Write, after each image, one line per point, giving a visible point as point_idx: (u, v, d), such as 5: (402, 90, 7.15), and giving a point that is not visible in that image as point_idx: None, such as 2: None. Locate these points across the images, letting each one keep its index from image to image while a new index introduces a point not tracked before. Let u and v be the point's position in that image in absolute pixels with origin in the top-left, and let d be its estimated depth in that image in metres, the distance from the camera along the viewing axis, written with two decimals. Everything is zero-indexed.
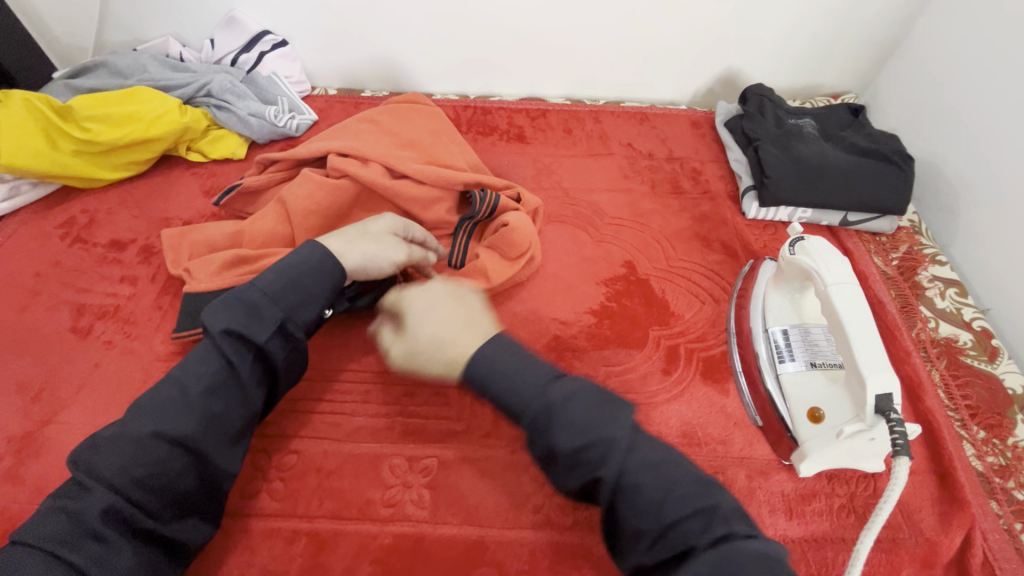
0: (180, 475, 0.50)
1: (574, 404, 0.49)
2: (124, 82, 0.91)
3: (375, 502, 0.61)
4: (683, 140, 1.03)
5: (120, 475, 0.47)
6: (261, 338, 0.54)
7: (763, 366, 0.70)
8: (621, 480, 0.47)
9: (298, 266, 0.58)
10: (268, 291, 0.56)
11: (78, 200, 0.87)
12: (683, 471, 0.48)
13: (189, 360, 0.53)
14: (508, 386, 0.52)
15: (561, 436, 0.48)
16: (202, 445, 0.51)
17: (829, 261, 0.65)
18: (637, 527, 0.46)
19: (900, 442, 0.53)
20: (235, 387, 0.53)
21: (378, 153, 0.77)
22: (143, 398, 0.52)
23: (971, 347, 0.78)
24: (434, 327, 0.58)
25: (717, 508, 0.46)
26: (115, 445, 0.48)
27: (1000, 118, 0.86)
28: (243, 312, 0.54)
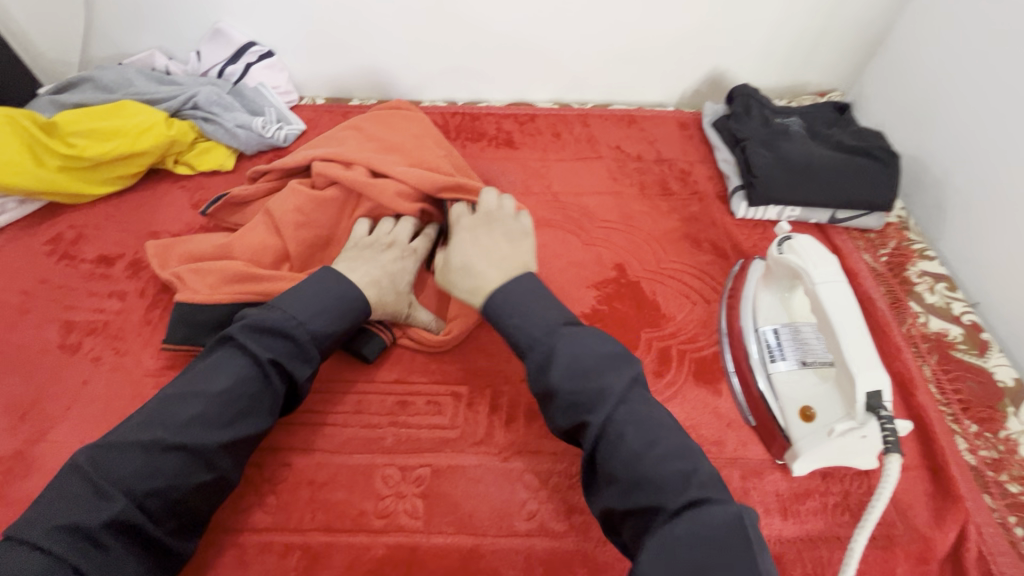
0: (199, 491, 0.53)
1: (578, 358, 0.55)
2: (109, 96, 0.91)
3: (368, 513, 0.61)
4: (671, 141, 1.03)
5: (141, 485, 0.50)
6: (301, 373, 0.60)
7: (755, 366, 0.69)
8: (609, 430, 0.53)
9: (340, 301, 0.63)
10: (315, 327, 0.60)
11: (65, 217, 0.86)
12: (668, 434, 0.52)
13: (220, 376, 0.56)
14: (521, 326, 0.59)
15: (557, 376, 0.54)
16: (221, 466, 0.54)
17: (816, 259, 0.66)
18: (617, 477, 0.51)
19: (891, 440, 0.54)
20: (262, 411, 0.57)
21: (361, 155, 0.77)
22: (165, 405, 0.54)
23: (961, 341, 0.78)
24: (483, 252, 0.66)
25: (695, 472, 0.50)
26: (140, 453, 0.51)
27: (983, 114, 0.87)
28: (284, 342, 0.59)
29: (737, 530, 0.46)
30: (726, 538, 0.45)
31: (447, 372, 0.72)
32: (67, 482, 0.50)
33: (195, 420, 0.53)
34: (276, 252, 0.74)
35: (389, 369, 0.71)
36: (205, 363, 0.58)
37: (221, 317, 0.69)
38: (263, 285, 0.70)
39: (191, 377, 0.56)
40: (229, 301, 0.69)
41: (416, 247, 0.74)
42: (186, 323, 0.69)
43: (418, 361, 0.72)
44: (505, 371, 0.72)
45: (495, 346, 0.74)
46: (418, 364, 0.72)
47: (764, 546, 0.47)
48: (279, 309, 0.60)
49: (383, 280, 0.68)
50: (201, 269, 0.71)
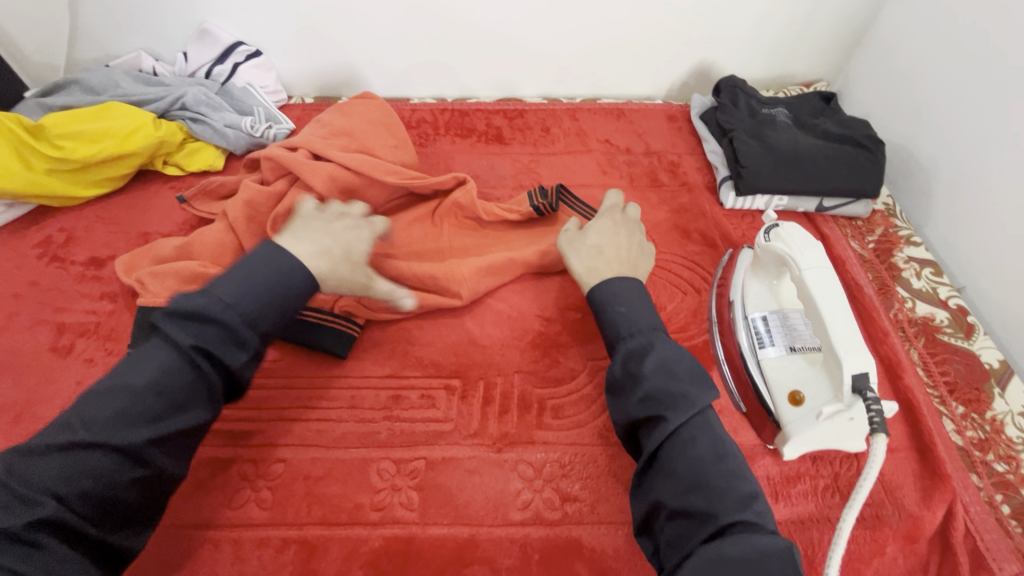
0: (132, 489, 0.48)
1: (669, 362, 0.57)
2: (96, 98, 0.91)
3: (364, 506, 0.61)
4: (660, 134, 1.04)
5: (66, 488, 0.45)
6: (238, 360, 0.53)
7: (744, 354, 0.70)
8: (680, 432, 0.53)
9: (276, 276, 0.57)
10: (245, 309, 0.54)
11: (54, 219, 0.86)
12: (738, 461, 0.53)
13: (146, 367, 0.50)
14: (628, 315, 0.62)
15: (649, 373, 0.57)
16: (155, 460, 0.49)
17: (802, 246, 0.66)
18: (674, 473, 0.52)
19: (876, 420, 0.55)
20: (198, 402, 0.52)
21: (304, 140, 0.81)
22: (88, 402, 0.49)
23: (947, 325, 0.79)
24: (596, 245, 0.70)
25: (755, 498, 0.50)
26: (60, 457, 0.46)
27: (965, 99, 0.88)
28: (214, 326, 0.52)
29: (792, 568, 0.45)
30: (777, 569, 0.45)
31: (440, 365, 0.72)
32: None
33: (118, 417, 0.48)
34: (233, 248, 0.77)
35: (382, 364, 0.72)
36: (133, 354, 0.52)
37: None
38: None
39: (116, 371, 0.51)
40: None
41: (373, 221, 0.69)
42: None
43: (411, 355, 0.73)
44: (497, 364, 0.73)
45: (488, 339, 0.75)
46: (410, 359, 0.72)
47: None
48: (212, 291, 0.53)
49: (335, 249, 0.63)
50: (159, 271, 0.72)
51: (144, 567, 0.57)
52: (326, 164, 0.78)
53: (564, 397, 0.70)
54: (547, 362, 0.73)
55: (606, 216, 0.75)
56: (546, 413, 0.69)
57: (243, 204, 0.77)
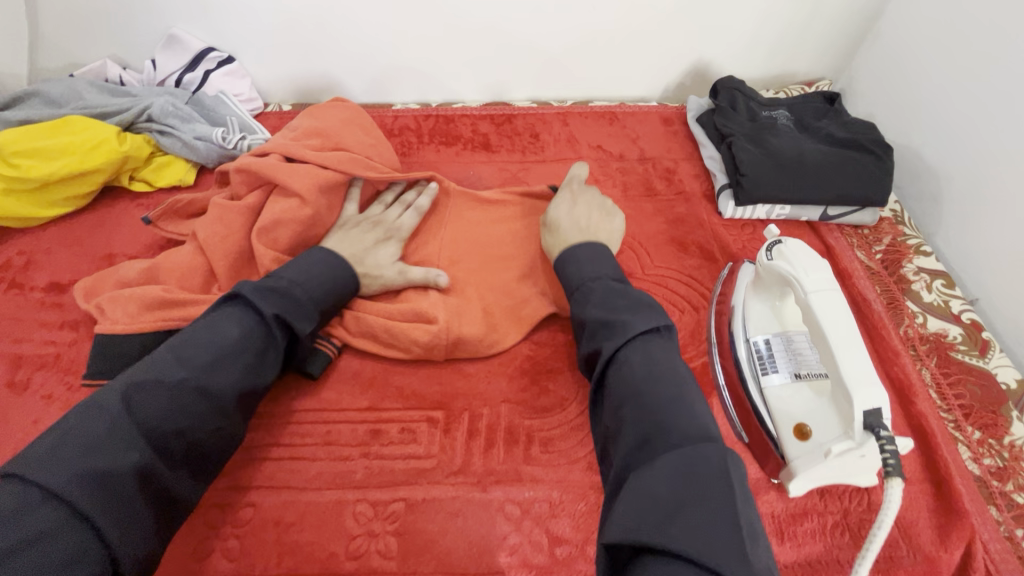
0: (215, 441, 0.52)
1: (612, 297, 0.60)
2: (57, 111, 0.86)
3: (339, 554, 0.57)
4: (655, 138, 0.99)
5: (163, 426, 0.49)
6: (304, 331, 0.60)
7: (747, 380, 0.66)
8: (616, 356, 0.55)
9: (327, 266, 0.65)
10: (311, 289, 0.62)
11: (14, 241, 0.81)
12: (675, 373, 0.53)
13: (227, 328, 0.56)
14: (581, 267, 0.65)
15: (593, 309, 0.60)
16: (231, 414, 0.53)
17: (808, 266, 0.62)
18: (613, 395, 0.53)
19: (891, 462, 0.50)
20: (269, 368, 0.58)
21: (276, 145, 0.75)
22: (177, 352, 0.53)
23: (961, 342, 0.75)
24: (558, 221, 0.72)
25: (688, 406, 0.50)
26: (163, 396, 0.50)
27: (975, 99, 0.84)
28: (286, 300, 0.60)
29: (717, 467, 0.44)
30: (706, 476, 0.43)
31: (422, 395, 0.68)
32: (82, 421, 0.47)
33: (209, 364, 0.53)
34: (203, 270, 0.72)
35: (361, 395, 0.67)
36: (208, 318, 0.57)
37: (142, 346, 0.65)
38: (185, 310, 0.66)
39: (194, 331, 0.55)
40: (153, 329, 0.65)
41: (401, 225, 0.74)
42: (106, 356, 0.65)
43: (391, 386, 0.68)
44: (482, 393, 0.68)
45: (473, 365, 0.70)
46: (390, 390, 0.68)
47: (752, 500, 0.44)
48: (281, 275, 0.62)
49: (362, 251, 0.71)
50: (120, 297, 0.68)
51: None
52: (302, 166, 0.73)
53: (553, 429, 0.66)
54: (537, 391, 0.68)
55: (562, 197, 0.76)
56: (535, 447, 0.64)
57: (213, 223, 0.72)
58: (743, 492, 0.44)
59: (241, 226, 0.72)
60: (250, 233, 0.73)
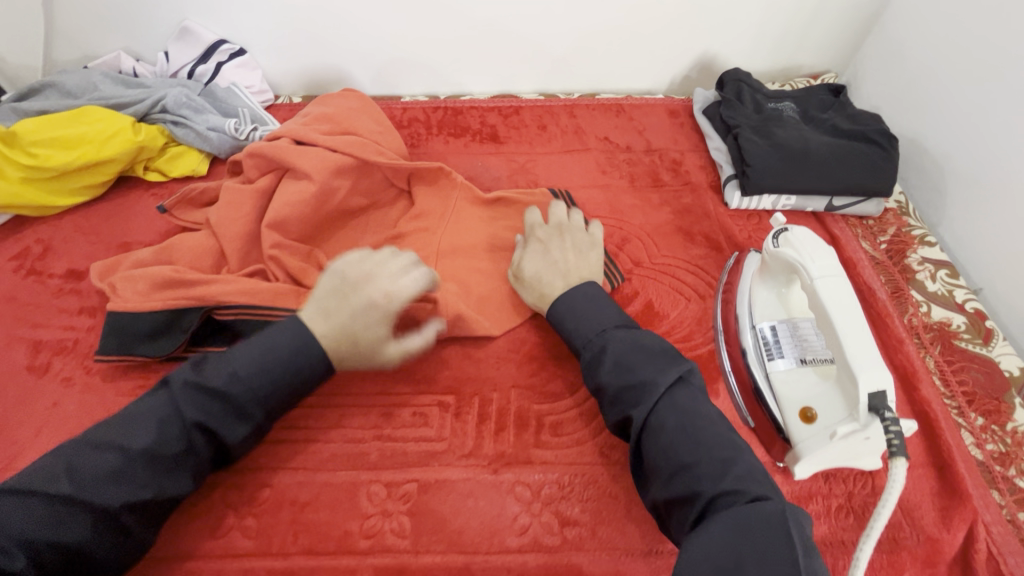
0: (107, 552, 0.48)
1: (626, 354, 0.58)
2: (73, 102, 0.87)
3: (353, 533, 0.58)
4: (661, 130, 0.99)
5: (43, 537, 0.45)
6: (231, 436, 0.55)
7: (752, 366, 0.67)
8: (649, 422, 0.54)
9: (280, 352, 0.56)
10: (251, 389, 0.55)
11: (32, 230, 0.83)
12: (713, 428, 0.52)
13: (145, 429, 0.51)
14: (579, 327, 0.63)
15: (606, 375, 0.58)
16: (131, 526, 0.50)
17: (813, 253, 0.63)
18: (656, 465, 0.52)
19: (896, 442, 0.51)
20: (182, 476, 0.53)
21: (287, 129, 0.77)
22: (82, 451, 0.50)
23: (964, 330, 0.76)
24: (536, 274, 0.70)
25: (735, 465, 0.50)
26: (43, 508, 0.46)
27: (979, 91, 0.84)
28: (218, 403, 0.54)
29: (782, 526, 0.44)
30: (772, 536, 0.44)
31: (433, 380, 0.69)
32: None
33: (112, 476, 0.49)
34: (215, 252, 0.74)
35: (373, 380, 0.69)
36: (132, 407, 0.53)
37: (156, 325, 0.67)
38: (200, 289, 0.67)
39: (110, 424, 0.52)
40: (164, 308, 0.66)
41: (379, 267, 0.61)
42: (118, 333, 0.66)
43: (402, 371, 0.69)
44: (492, 379, 0.69)
45: (483, 352, 0.71)
46: (401, 375, 0.69)
47: (814, 551, 0.45)
48: (226, 365, 0.55)
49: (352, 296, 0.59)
50: (133, 275, 0.69)
51: None
52: (312, 149, 0.74)
53: (562, 413, 0.67)
54: (545, 376, 0.70)
55: (532, 242, 0.73)
56: (544, 431, 0.66)
57: (226, 208, 0.73)
58: (805, 547, 0.44)
59: (251, 210, 0.73)
60: (259, 216, 0.74)
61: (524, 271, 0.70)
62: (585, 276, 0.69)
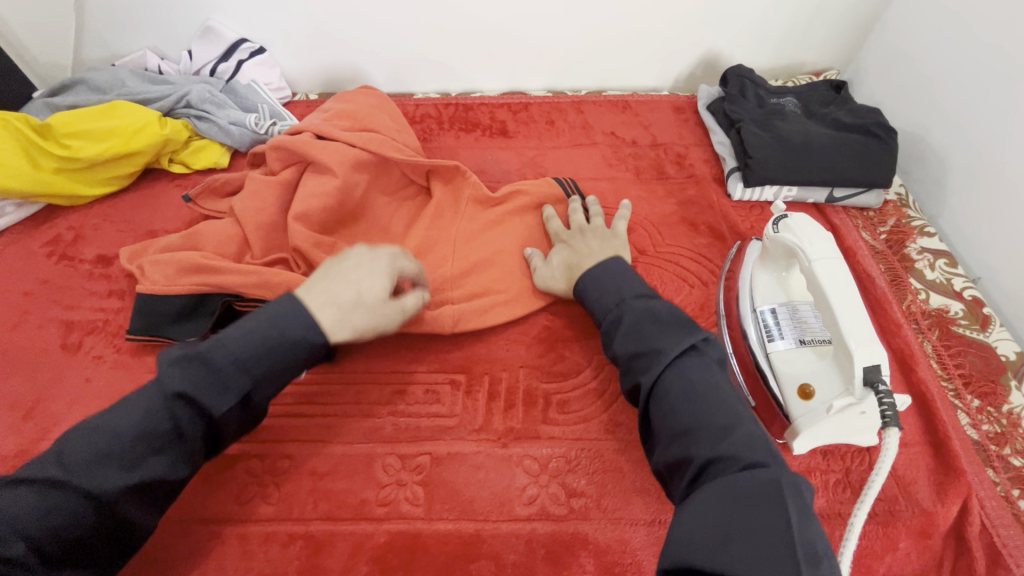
0: (103, 534, 0.47)
1: (641, 321, 0.61)
2: (102, 97, 0.91)
3: (370, 501, 0.61)
4: (666, 125, 1.02)
5: (34, 526, 0.44)
6: (218, 408, 0.51)
7: (754, 347, 0.69)
8: (656, 388, 0.56)
9: (270, 322, 0.54)
10: (235, 356, 0.52)
11: (63, 218, 0.87)
12: (719, 395, 0.53)
13: (131, 412, 0.49)
14: (599, 296, 0.67)
15: (620, 342, 0.61)
16: (124, 509, 0.48)
17: (812, 237, 0.65)
18: (659, 429, 0.54)
19: (889, 413, 0.55)
20: (170, 457, 0.50)
21: (308, 124, 0.80)
22: (67, 442, 0.48)
23: (962, 317, 0.78)
24: (565, 260, 0.74)
25: (735, 432, 0.50)
26: (29, 497, 0.45)
27: (980, 87, 0.86)
28: (202, 372, 0.51)
29: (773, 497, 0.44)
30: (760, 508, 0.44)
31: (446, 360, 0.72)
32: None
33: (97, 458, 0.47)
34: (240, 240, 0.77)
35: (388, 360, 0.72)
36: (121, 396, 0.51)
37: (181, 307, 0.70)
38: (218, 277, 0.70)
39: (98, 413, 0.50)
40: (188, 292, 0.70)
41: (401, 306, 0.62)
42: (148, 313, 0.70)
43: (415, 351, 0.73)
44: (502, 359, 0.72)
45: (493, 333, 0.74)
46: (415, 355, 0.72)
47: (811, 516, 0.45)
48: (213, 339, 0.53)
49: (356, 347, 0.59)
50: (161, 259, 0.72)
51: (157, 562, 0.58)
52: (332, 143, 0.77)
53: (569, 392, 0.70)
54: (554, 357, 0.72)
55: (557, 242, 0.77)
56: (552, 408, 0.68)
57: (250, 197, 0.77)
58: (800, 511, 0.44)
59: (274, 200, 0.77)
60: (282, 205, 0.77)
61: (551, 262, 0.74)
62: (612, 251, 0.73)
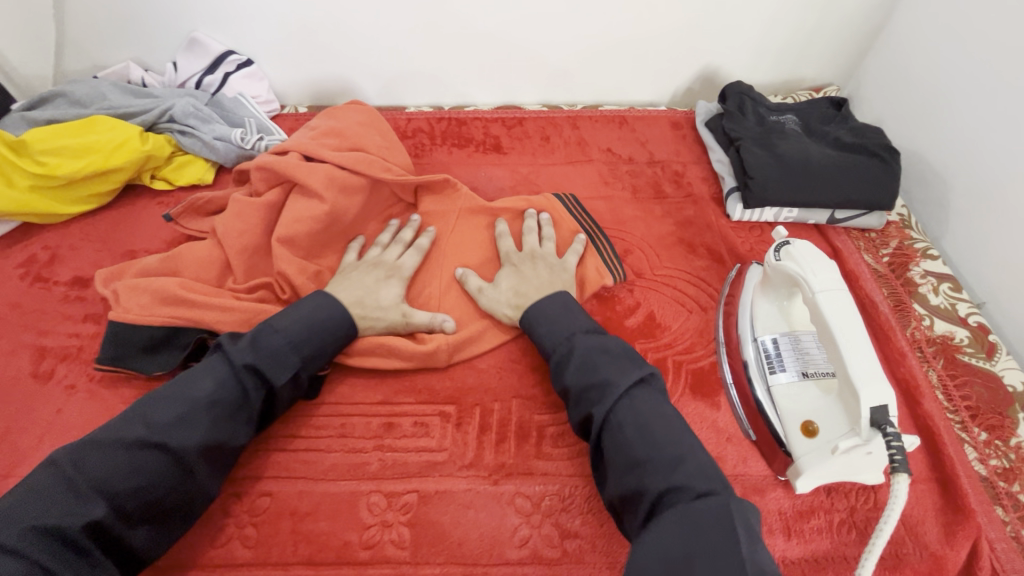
0: (175, 495, 0.53)
1: (591, 354, 0.61)
2: (82, 111, 0.88)
3: (353, 544, 0.58)
4: (664, 141, 1.00)
5: (121, 485, 0.50)
6: (279, 379, 0.60)
7: (755, 379, 0.67)
8: (608, 420, 0.57)
9: (314, 311, 0.65)
10: (291, 337, 0.62)
11: (40, 237, 0.84)
12: (668, 428, 0.55)
13: (202, 382, 0.57)
14: (549, 329, 0.65)
15: (571, 375, 0.61)
16: (198, 471, 0.54)
17: (815, 266, 0.63)
18: (613, 461, 0.55)
19: (898, 458, 0.50)
20: (239, 422, 0.57)
21: (295, 143, 0.77)
22: (148, 407, 0.55)
23: (967, 344, 0.76)
24: (512, 288, 0.71)
25: (686, 464, 0.52)
26: (121, 454, 0.51)
27: (984, 106, 0.84)
28: (264, 348, 0.60)
29: (727, 523, 0.47)
30: (715, 533, 0.46)
31: (434, 391, 0.69)
32: (41, 482, 0.49)
33: (177, 420, 0.54)
34: (221, 264, 0.74)
35: (374, 390, 0.69)
36: (191, 370, 0.59)
37: (154, 338, 0.67)
38: (195, 311, 0.67)
39: (172, 383, 0.58)
40: (163, 324, 0.67)
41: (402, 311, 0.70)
42: (121, 341, 0.66)
43: (404, 380, 0.70)
44: (494, 389, 0.69)
45: (485, 361, 0.72)
46: (402, 385, 0.69)
47: (759, 540, 0.47)
48: (267, 323, 0.62)
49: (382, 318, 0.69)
50: (136, 286, 0.69)
51: None
52: (321, 166, 0.75)
53: (563, 425, 0.67)
54: (547, 387, 0.70)
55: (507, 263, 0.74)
56: (546, 442, 0.66)
57: (233, 218, 0.74)
58: (749, 535, 0.47)
59: (258, 222, 0.74)
60: (267, 228, 0.75)
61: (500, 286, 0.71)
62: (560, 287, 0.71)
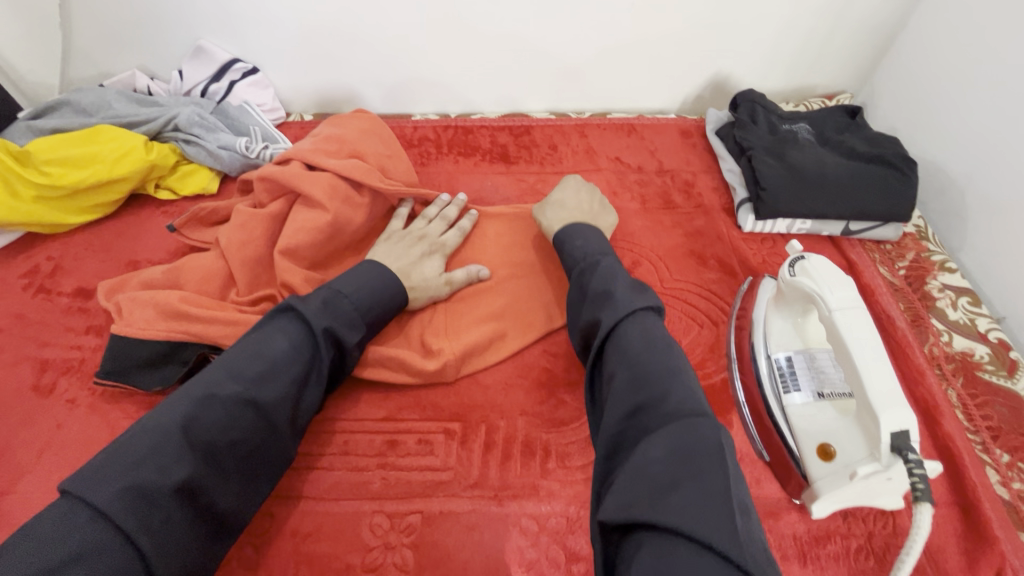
0: (260, 453, 0.52)
1: (612, 276, 0.62)
2: (87, 120, 0.87)
3: (355, 567, 0.57)
4: (673, 151, 0.98)
5: (214, 441, 0.49)
6: (352, 340, 0.60)
7: (768, 398, 0.65)
8: (614, 331, 0.56)
9: (379, 278, 0.66)
10: (360, 302, 0.63)
11: (43, 247, 0.83)
12: (670, 348, 0.53)
13: (281, 339, 0.56)
14: (585, 249, 0.68)
15: (592, 289, 0.62)
16: (281, 428, 0.54)
17: (832, 283, 0.61)
18: (610, 367, 0.54)
19: (920, 486, 0.49)
20: (315, 381, 0.57)
21: (295, 150, 0.76)
22: (230, 364, 0.53)
23: (988, 361, 0.73)
24: (568, 204, 0.77)
25: (682, 379, 0.50)
26: (210, 409, 0.50)
27: (1006, 116, 0.81)
28: (339, 311, 0.60)
29: (713, 451, 0.43)
30: (701, 458, 0.43)
31: (439, 407, 0.68)
32: (128, 441, 0.47)
33: (263, 377, 0.53)
34: (224, 275, 0.73)
35: (379, 406, 0.68)
36: (263, 328, 0.57)
37: (156, 352, 0.66)
38: (198, 325, 0.66)
39: (246, 344, 0.55)
40: (165, 338, 0.66)
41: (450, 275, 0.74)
42: (121, 355, 0.66)
43: (408, 396, 0.68)
44: (500, 406, 0.68)
45: (490, 377, 0.70)
46: (407, 401, 0.68)
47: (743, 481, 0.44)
48: (332, 286, 0.63)
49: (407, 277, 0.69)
50: (140, 299, 0.68)
51: None
52: (321, 174, 0.74)
53: (570, 443, 0.65)
54: (553, 404, 0.68)
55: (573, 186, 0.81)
56: (552, 460, 0.64)
57: (236, 229, 0.73)
58: (736, 471, 0.44)
59: (262, 234, 0.73)
60: (271, 239, 0.74)
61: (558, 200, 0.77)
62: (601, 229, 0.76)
